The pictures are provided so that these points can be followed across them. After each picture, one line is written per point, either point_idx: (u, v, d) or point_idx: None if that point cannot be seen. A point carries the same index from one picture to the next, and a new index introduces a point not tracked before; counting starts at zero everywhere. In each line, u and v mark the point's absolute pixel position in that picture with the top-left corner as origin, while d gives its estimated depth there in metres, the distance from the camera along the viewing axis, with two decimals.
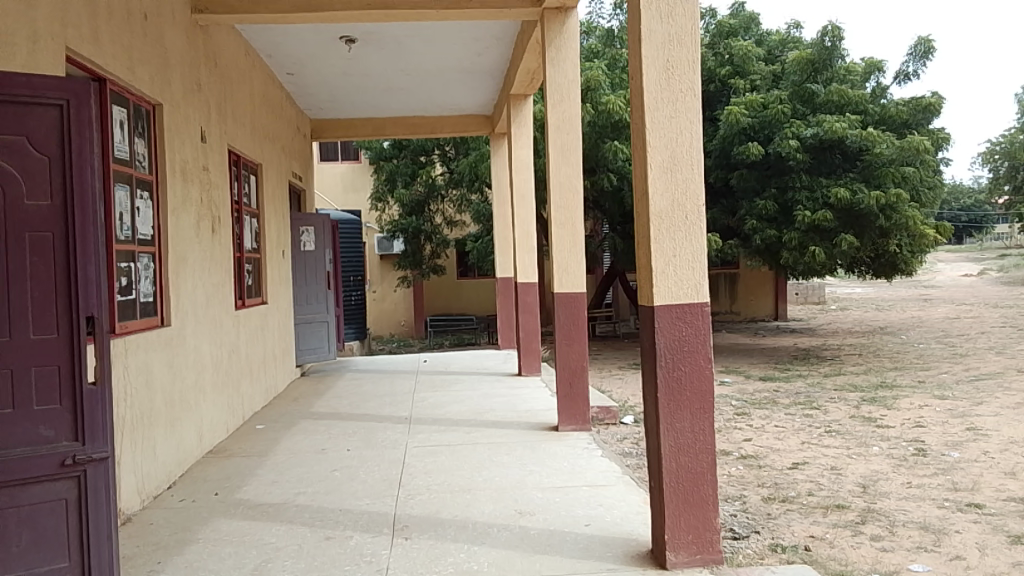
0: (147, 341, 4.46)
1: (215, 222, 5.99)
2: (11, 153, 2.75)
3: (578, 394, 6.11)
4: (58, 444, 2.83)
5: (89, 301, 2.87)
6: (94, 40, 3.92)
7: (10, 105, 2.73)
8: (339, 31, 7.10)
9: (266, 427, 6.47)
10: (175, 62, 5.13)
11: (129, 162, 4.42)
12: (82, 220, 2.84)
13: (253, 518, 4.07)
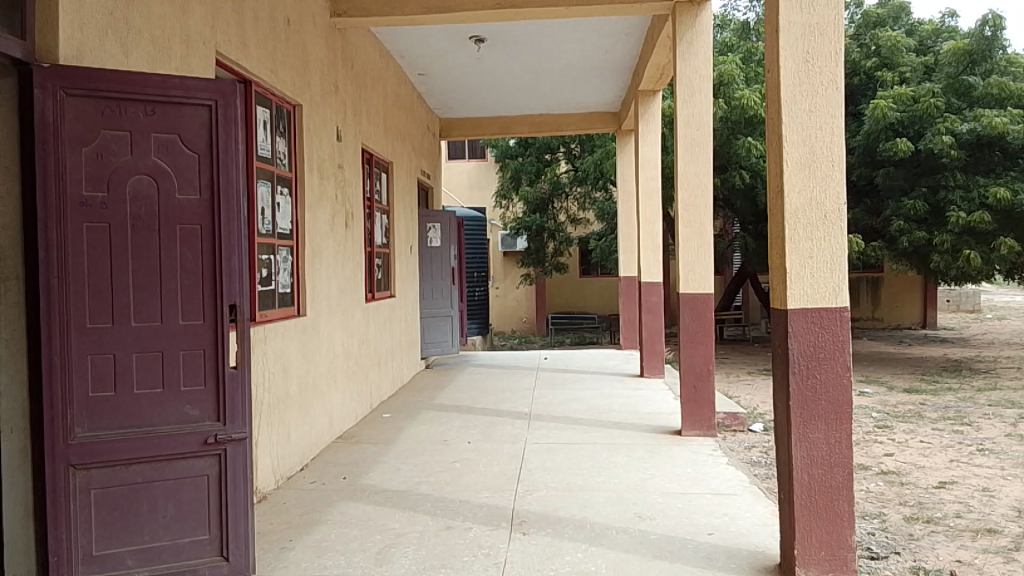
0: (285, 330, 4.70)
1: (349, 217, 6.24)
2: (165, 150, 2.93)
3: (703, 398, 5.93)
4: (202, 423, 3.03)
5: (233, 290, 3.07)
6: (242, 45, 4.17)
7: (164, 105, 2.92)
8: (469, 31, 7.23)
9: (391, 416, 6.68)
10: (315, 65, 5.39)
11: (271, 160, 4.66)
12: (228, 214, 3.03)
13: (377, 503, 4.20)
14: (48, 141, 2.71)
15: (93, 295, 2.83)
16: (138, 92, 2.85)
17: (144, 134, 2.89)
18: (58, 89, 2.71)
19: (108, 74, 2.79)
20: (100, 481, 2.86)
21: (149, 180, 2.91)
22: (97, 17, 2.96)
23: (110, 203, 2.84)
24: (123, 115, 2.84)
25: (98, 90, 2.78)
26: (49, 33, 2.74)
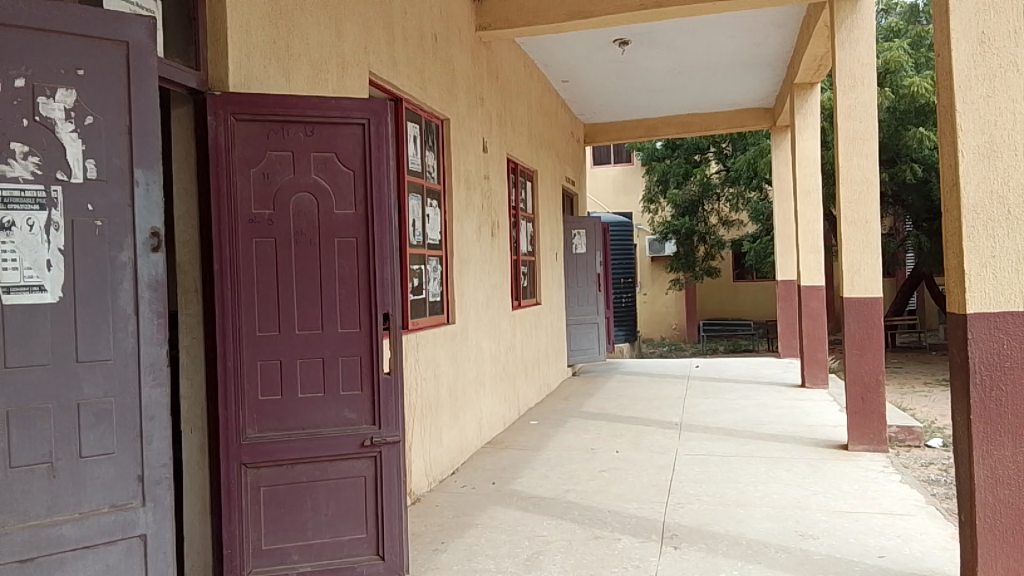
0: (435, 337, 4.86)
1: (495, 226, 6.36)
2: (324, 167, 3.10)
3: (872, 410, 5.55)
4: (359, 426, 3.17)
5: (386, 298, 3.20)
6: (392, 63, 4.36)
7: (322, 125, 3.09)
8: (614, 35, 7.17)
9: (539, 422, 6.72)
10: (461, 79, 5.55)
11: (421, 174, 4.84)
12: (381, 226, 3.17)
13: (526, 509, 4.23)
14: (221, 163, 2.94)
15: (261, 306, 3.04)
16: (299, 114, 3.04)
17: (305, 153, 3.06)
18: (229, 115, 2.94)
19: (272, 99, 2.99)
20: (269, 479, 3.05)
21: (310, 197, 3.08)
22: (263, 46, 3.20)
23: (275, 219, 3.03)
24: (286, 136, 3.03)
25: (263, 113, 2.98)
26: (220, 63, 2.99)
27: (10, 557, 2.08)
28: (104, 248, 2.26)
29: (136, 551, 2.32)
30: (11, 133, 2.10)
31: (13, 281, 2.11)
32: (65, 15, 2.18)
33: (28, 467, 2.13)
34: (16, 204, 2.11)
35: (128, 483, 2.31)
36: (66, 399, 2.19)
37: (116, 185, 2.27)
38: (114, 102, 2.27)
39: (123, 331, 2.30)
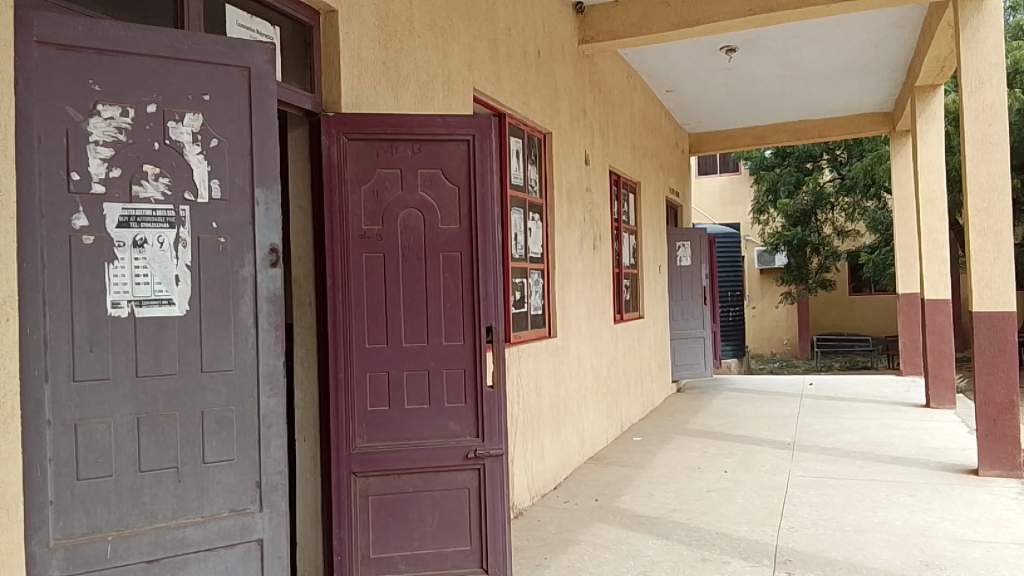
0: (537, 350, 4.87)
1: (597, 239, 6.32)
2: (430, 183, 3.16)
3: (1005, 433, 5.15)
4: (463, 438, 3.20)
5: (489, 312, 3.22)
6: (496, 79, 4.41)
7: (429, 142, 3.15)
8: (720, 42, 7.02)
9: (643, 438, 6.61)
10: (564, 92, 5.56)
11: (523, 188, 4.87)
12: (485, 240, 3.20)
13: (630, 527, 4.15)
14: (334, 181, 3.04)
15: (370, 319, 3.12)
16: (407, 132, 3.11)
17: (413, 170, 3.13)
18: (341, 134, 3.04)
19: (382, 119, 3.07)
20: (377, 489, 3.12)
21: (417, 213, 3.15)
22: (373, 67, 3.30)
23: (384, 234, 3.11)
24: (394, 154, 3.11)
25: (373, 132, 3.07)
26: (333, 85, 3.11)
27: (139, 557, 2.20)
28: (227, 264, 2.38)
29: (254, 555, 2.42)
30: (144, 155, 2.23)
31: (145, 295, 2.24)
32: (194, 44, 2.31)
33: (156, 472, 2.24)
34: (148, 222, 2.24)
35: (246, 489, 2.41)
36: (190, 407, 2.30)
37: (238, 204, 2.40)
38: (236, 126, 2.40)
39: (243, 342, 2.41)
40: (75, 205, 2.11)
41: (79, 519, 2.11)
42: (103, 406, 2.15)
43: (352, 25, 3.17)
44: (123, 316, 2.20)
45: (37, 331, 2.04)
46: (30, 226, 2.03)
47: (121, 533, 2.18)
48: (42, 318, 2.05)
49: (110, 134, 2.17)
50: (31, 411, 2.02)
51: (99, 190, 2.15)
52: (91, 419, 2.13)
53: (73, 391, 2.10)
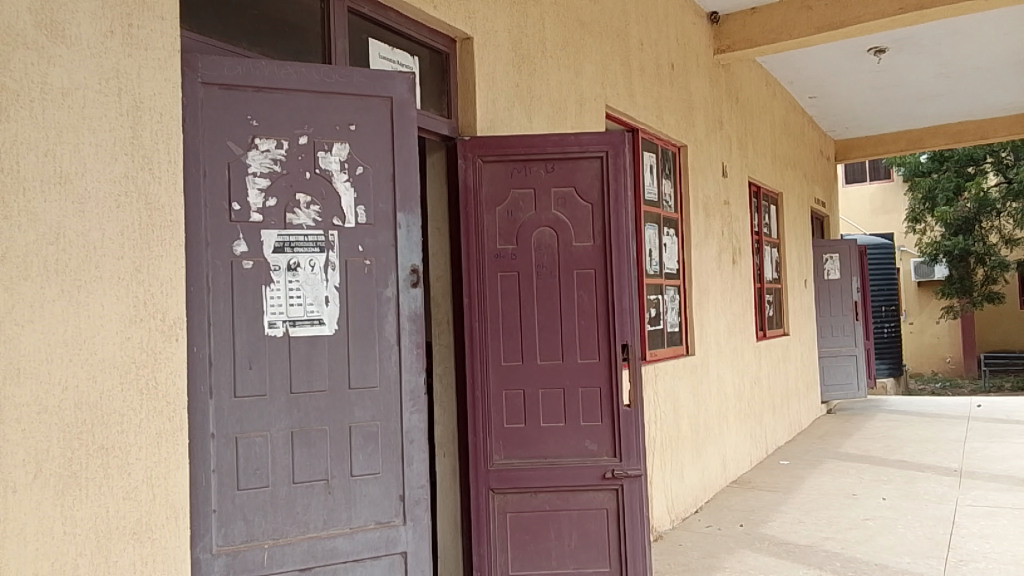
0: (675, 368, 4.76)
1: (737, 253, 6.12)
2: (564, 202, 3.16)
3: None
4: (600, 457, 3.17)
5: (625, 329, 3.17)
6: (629, 94, 4.38)
7: (562, 161, 3.16)
8: (866, 44, 6.65)
9: (790, 462, 6.30)
10: (699, 105, 5.44)
11: (658, 203, 4.79)
12: (619, 257, 3.15)
13: (778, 555, 3.96)
14: (470, 203, 3.13)
15: (506, 337, 3.16)
16: (540, 152, 3.13)
17: (546, 189, 3.15)
18: (477, 157, 3.12)
19: (516, 140, 3.12)
20: (515, 506, 3.14)
21: (550, 232, 3.16)
22: (507, 90, 3.37)
23: (519, 254, 3.15)
24: (528, 174, 3.14)
25: (508, 154, 3.12)
26: (469, 110, 3.20)
27: (293, 564, 2.32)
28: (372, 285, 2.49)
29: (398, 567, 2.50)
30: (297, 184, 2.38)
31: (298, 316, 2.37)
32: (341, 78, 2.44)
33: (308, 483, 2.36)
34: (301, 247, 2.38)
35: (391, 502, 2.50)
36: (340, 422, 2.42)
37: (382, 227, 2.51)
38: (380, 153, 2.51)
39: (387, 361, 2.51)
40: (236, 233, 2.28)
41: (240, 526, 2.25)
42: (262, 420, 2.30)
43: (487, 51, 3.25)
44: (279, 336, 2.34)
45: (204, 350, 2.20)
46: (197, 253, 2.20)
47: (277, 541, 2.30)
48: (208, 338, 2.22)
49: (267, 166, 2.33)
50: (198, 423, 2.19)
51: (257, 219, 2.31)
52: (251, 433, 2.28)
53: (234, 406, 2.26)
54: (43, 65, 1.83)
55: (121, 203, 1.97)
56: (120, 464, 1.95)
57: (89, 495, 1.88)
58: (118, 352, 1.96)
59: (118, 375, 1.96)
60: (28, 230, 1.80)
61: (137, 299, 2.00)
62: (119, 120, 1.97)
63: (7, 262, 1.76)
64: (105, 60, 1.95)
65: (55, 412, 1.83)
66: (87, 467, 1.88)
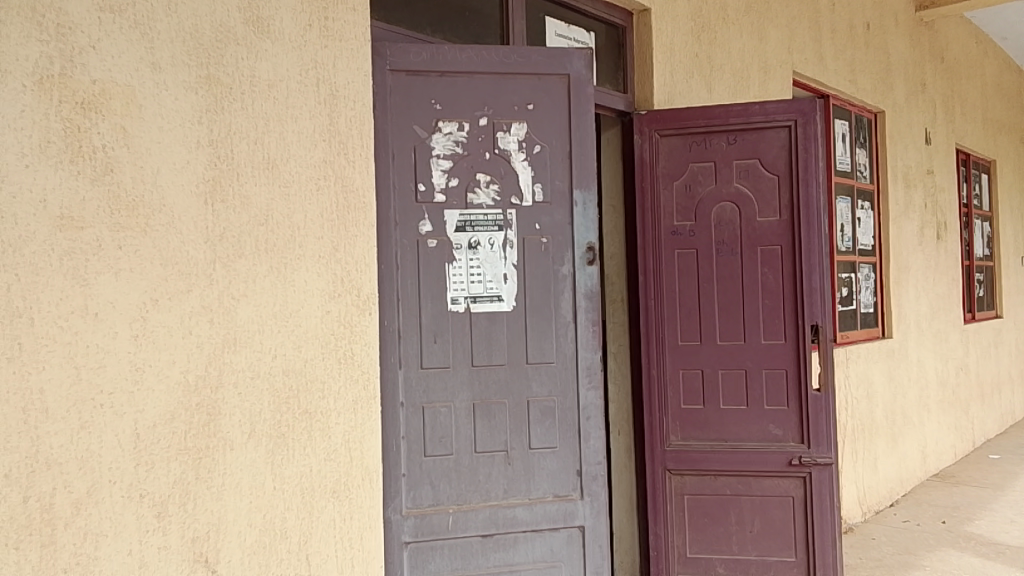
0: (869, 352, 4.44)
1: (942, 228, 5.59)
2: (748, 175, 3.02)
3: None
4: (786, 443, 3.02)
5: (814, 309, 2.98)
6: (818, 58, 4.10)
7: (746, 131, 3.02)
8: None
9: (1003, 457, 5.70)
10: (898, 67, 5.00)
11: (851, 173, 4.47)
12: (809, 232, 2.96)
13: (988, 557, 3.60)
14: (646, 178, 3.08)
15: (684, 316, 3.09)
16: (722, 122, 3.01)
17: (728, 162, 3.03)
18: (654, 132, 3.07)
19: (696, 112, 3.02)
20: (693, 488, 3.08)
21: (732, 206, 3.04)
22: (686, 60, 3.27)
23: (698, 230, 3.06)
24: (709, 146, 3.04)
25: (686, 127, 3.03)
26: (645, 83, 3.15)
27: (476, 530, 2.42)
28: (549, 262, 2.49)
29: (576, 540, 2.50)
30: (477, 165, 2.44)
31: (478, 292, 2.44)
32: (520, 58, 2.46)
33: (489, 453, 2.44)
34: (481, 226, 2.45)
35: (568, 476, 2.50)
36: (518, 396, 2.46)
37: (559, 204, 2.50)
38: (557, 130, 2.50)
39: (564, 337, 2.51)
40: (421, 213, 2.39)
41: (427, 491, 2.39)
42: (446, 391, 2.41)
43: (665, 21, 3.17)
44: (461, 311, 2.43)
45: (392, 323, 2.34)
46: (387, 232, 2.34)
47: (460, 507, 2.41)
48: (397, 312, 2.36)
49: (450, 148, 2.42)
50: (389, 392, 2.34)
51: (441, 199, 2.41)
52: (436, 402, 2.40)
53: (421, 376, 2.38)
54: (251, 60, 2.01)
55: (320, 186, 2.13)
56: (322, 427, 2.12)
57: (294, 455, 2.07)
58: (320, 324, 2.12)
59: (322, 343, 2.12)
60: (242, 212, 1.99)
61: (335, 275, 2.16)
62: (318, 109, 2.12)
63: (225, 242, 1.96)
64: (305, 52, 2.10)
65: (266, 378, 2.02)
66: (293, 429, 2.07)
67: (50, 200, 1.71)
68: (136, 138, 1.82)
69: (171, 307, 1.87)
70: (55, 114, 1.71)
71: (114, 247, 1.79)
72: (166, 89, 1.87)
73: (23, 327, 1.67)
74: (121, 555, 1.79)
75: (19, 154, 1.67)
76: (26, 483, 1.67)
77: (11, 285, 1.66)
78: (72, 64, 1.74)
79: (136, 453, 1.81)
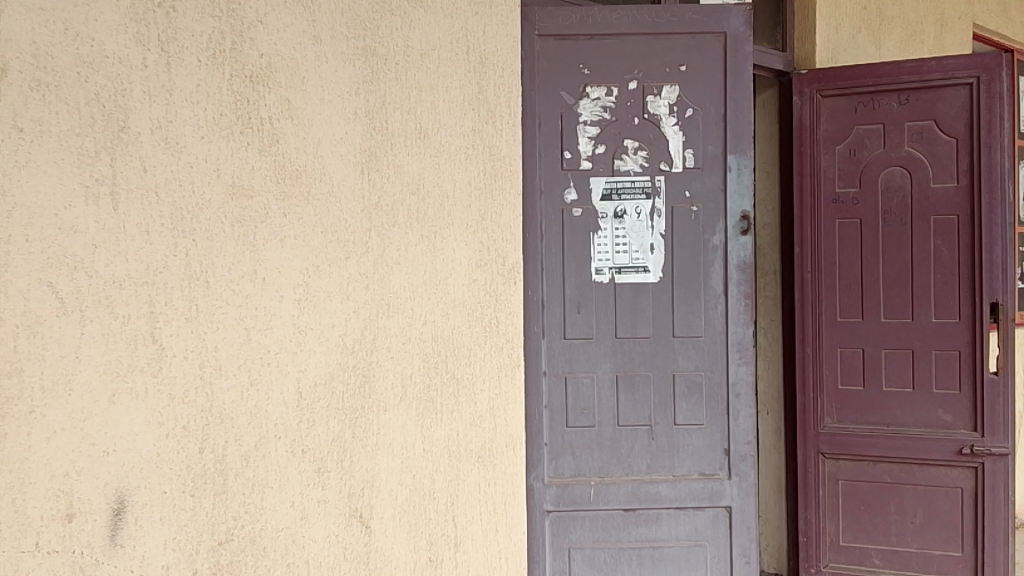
0: None
1: None
2: (921, 137, 2.78)
3: None
4: (956, 431, 2.78)
5: (994, 286, 2.71)
6: (1003, 7, 3.70)
7: (920, 90, 2.77)
8: None
9: None
10: None
11: None
12: (991, 200, 2.69)
13: None
14: (805, 143, 2.90)
15: (844, 290, 2.89)
16: (893, 81, 2.78)
17: (899, 124, 2.80)
18: (815, 93, 2.89)
19: (863, 70, 2.81)
20: (848, 473, 2.91)
21: (902, 172, 2.80)
22: (854, 13, 3.04)
23: (862, 198, 2.85)
24: (877, 107, 2.82)
25: (851, 87, 2.83)
26: (806, 41, 2.96)
27: (618, 503, 2.39)
28: (699, 232, 2.39)
29: (722, 520, 2.42)
30: (626, 130, 2.37)
31: (624, 263, 2.38)
32: (673, 17, 2.36)
33: (632, 427, 2.39)
34: (628, 194, 2.38)
35: (715, 454, 2.41)
36: (664, 369, 2.39)
37: (711, 170, 2.39)
38: (712, 93, 2.38)
39: (714, 311, 2.40)
40: (567, 181, 2.36)
41: (569, 461, 2.38)
42: (589, 362, 2.38)
43: None
44: (605, 282, 2.38)
45: (537, 293, 2.35)
46: (533, 201, 2.34)
47: (603, 479, 2.39)
48: (541, 281, 2.35)
49: (598, 114, 2.36)
50: (532, 361, 2.35)
51: (587, 166, 2.36)
52: (579, 373, 2.38)
53: (564, 346, 2.37)
54: (405, 29, 2.04)
55: (470, 156, 2.12)
56: (468, 392, 2.14)
57: (442, 419, 2.11)
58: (467, 292, 2.13)
59: (468, 312, 2.14)
60: (395, 180, 2.04)
61: (482, 244, 2.15)
62: (468, 78, 2.12)
63: (380, 210, 2.02)
64: (455, 20, 2.10)
65: (417, 343, 2.07)
66: (441, 394, 2.11)
67: (223, 169, 1.86)
68: (300, 109, 1.94)
69: (331, 273, 1.97)
70: (227, 87, 1.86)
71: (280, 215, 1.92)
72: (326, 61, 1.96)
73: (200, 289, 1.84)
74: (285, 507, 1.94)
75: (195, 126, 1.83)
76: (203, 435, 1.85)
77: (190, 250, 1.83)
78: (242, 38, 1.88)
79: (298, 411, 1.95)
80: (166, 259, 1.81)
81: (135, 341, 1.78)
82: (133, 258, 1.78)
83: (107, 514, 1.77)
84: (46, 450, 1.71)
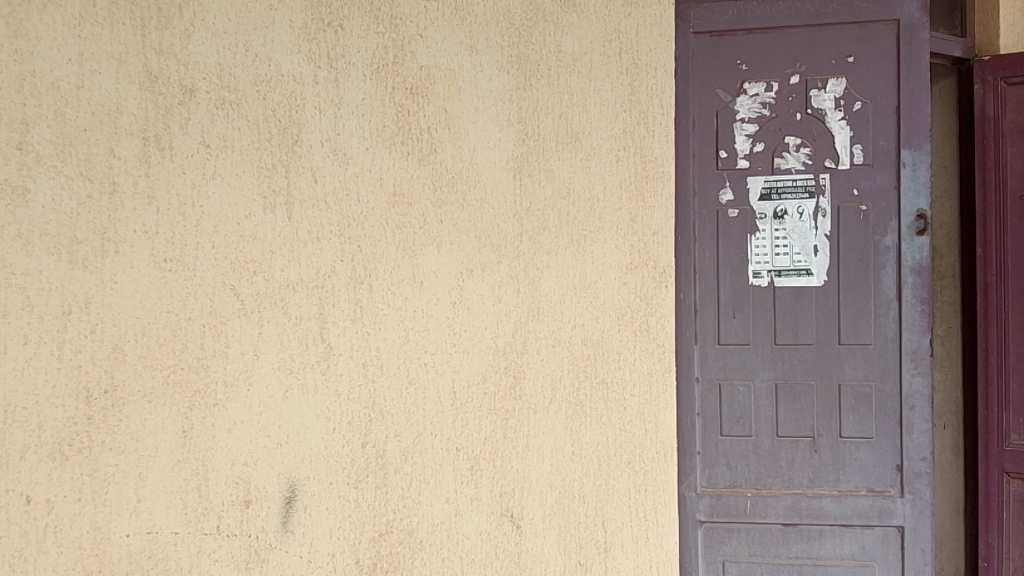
0: None
1: None
2: None
3: None
4: None
5: None
6: None
7: None
8: None
9: None
10: None
11: None
12: None
13: None
14: (989, 134, 2.65)
15: None
16: None
17: None
18: (999, 81, 2.64)
19: None
20: None
21: None
22: None
23: None
24: None
25: None
26: (989, 24, 2.74)
27: (776, 517, 2.28)
28: (869, 233, 2.24)
29: (893, 541, 2.26)
30: (787, 127, 2.26)
31: (784, 266, 2.27)
32: (839, 6, 2.23)
33: (793, 439, 2.28)
34: (789, 193, 2.26)
35: (885, 470, 2.26)
36: (828, 378, 2.26)
37: (883, 167, 2.24)
38: (883, 85, 2.23)
39: (885, 317, 2.25)
40: (723, 181, 2.28)
41: (723, 471, 2.30)
42: (745, 369, 2.29)
43: None
44: (764, 286, 2.28)
45: (689, 297, 2.29)
46: (686, 202, 2.28)
47: (760, 491, 2.29)
48: (695, 284, 2.29)
49: (756, 110, 2.27)
50: (685, 366, 2.29)
51: (745, 165, 2.28)
52: (735, 380, 2.29)
53: (718, 352, 2.29)
54: (558, 35, 2.03)
55: (621, 157, 2.03)
56: (618, 397, 2.03)
57: (592, 424, 2.03)
58: (618, 296, 2.02)
59: (618, 316, 2.03)
60: (547, 185, 2.02)
61: (634, 247, 2.03)
62: (619, 80, 2.03)
63: (531, 215, 2.02)
64: (609, 21, 2.04)
65: (565, 346, 2.02)
66: (591, 397, 2.03)
67: (386, 179, 1.97)
68: (456, 118, 2.00)
69: (484, 277, 2.00)
70: (389, 99, 1.97)
71: (437, 222, 1.99)
72: (481, 70, 2.01)
73: (364, 291, 1.96)
74: (441, 503, 2.00)
75: (361, 137, 1.96)
76: (365, 430, 1.97)
77: (355, 255, 1.96)
78: (403, 52, 1.99)
79: (453, 410, 2.00)
80: (334, 264, 1.95)
81: (306, 341, 1.94)
82: (305, 263, 1.94)
83: (279, 501, 1.96)
84: (230, 440, 1.93)
